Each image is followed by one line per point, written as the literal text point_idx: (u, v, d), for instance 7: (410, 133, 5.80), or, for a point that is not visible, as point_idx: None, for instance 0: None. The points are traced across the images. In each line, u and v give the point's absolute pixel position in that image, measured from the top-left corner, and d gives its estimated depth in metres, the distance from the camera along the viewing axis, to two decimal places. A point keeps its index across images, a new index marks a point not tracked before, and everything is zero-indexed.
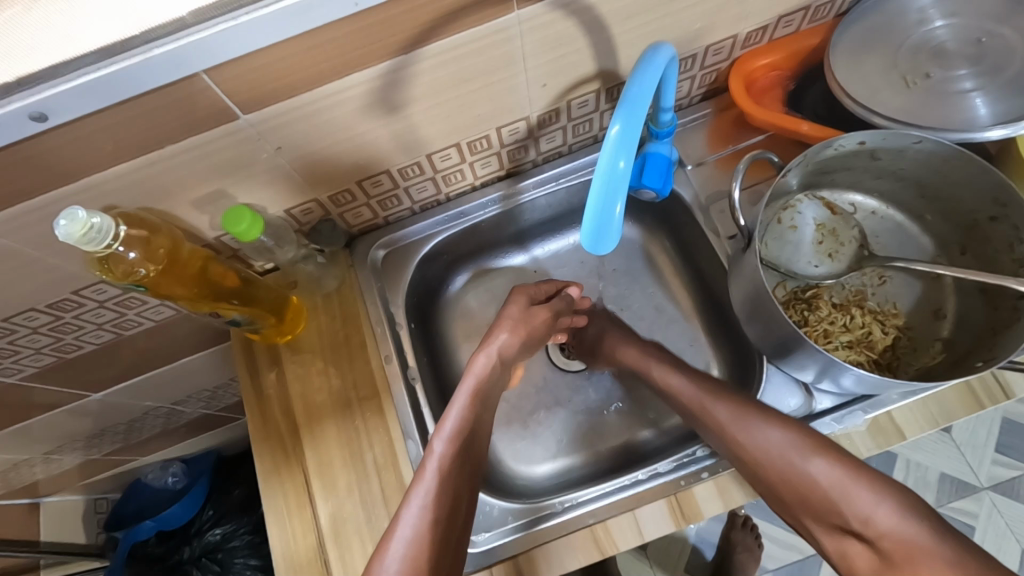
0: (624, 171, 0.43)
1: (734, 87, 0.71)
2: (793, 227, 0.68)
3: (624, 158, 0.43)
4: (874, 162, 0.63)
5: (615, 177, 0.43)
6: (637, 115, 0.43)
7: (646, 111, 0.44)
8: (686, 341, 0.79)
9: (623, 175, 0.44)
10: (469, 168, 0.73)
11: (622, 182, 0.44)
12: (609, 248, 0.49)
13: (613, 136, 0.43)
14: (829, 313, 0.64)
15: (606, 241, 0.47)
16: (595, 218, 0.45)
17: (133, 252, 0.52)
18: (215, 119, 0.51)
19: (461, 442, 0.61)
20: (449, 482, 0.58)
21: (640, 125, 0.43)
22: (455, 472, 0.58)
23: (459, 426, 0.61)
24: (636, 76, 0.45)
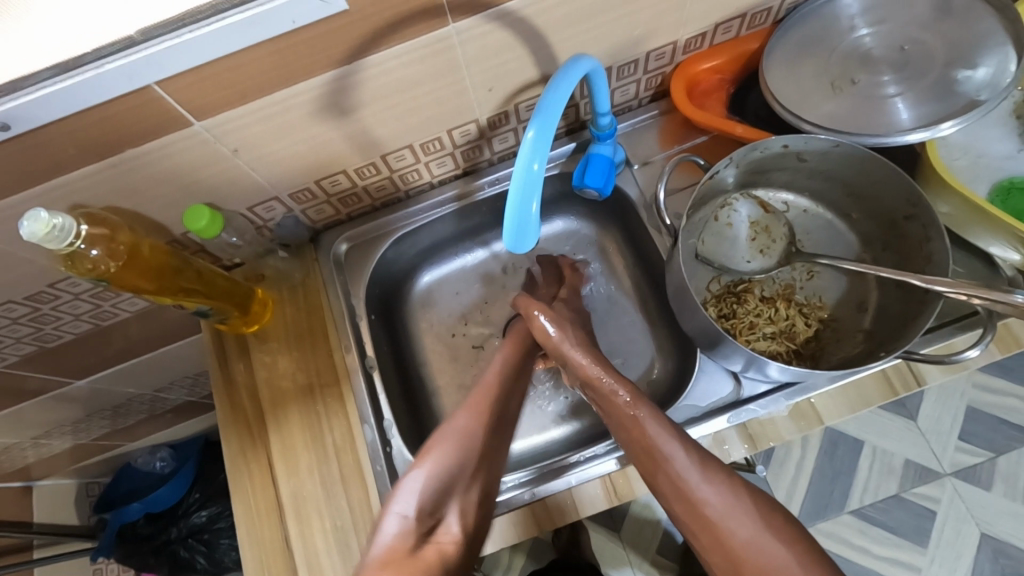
0: (538, 172, 0.47)
1: (676, 90, 0.74)
2: (729, 224, 0.72)
3: (539, 160, 0.47)
4: (801, 163, 0.67)
5: (531, 177, 0.47)
6: (549, 123, 0.47)
7: (560, 119, 0.47)
8: (635, 331, 0.83)
9: (538, 176, 0.47)
10: (425, 167, 0.77)
11: (537, 182, 0.47)
12: (531, 246, 0.52)
13: (529, 140, 0.46)
14: (757, 306, 0.68)
15: (525, 240, 0.51)
16: (514, 216, 0.49)
17: (96, 250, 0.56)
18: (171, 126, 0.55)
19: (513, 359, 0.70)
20: (508, 382, 0.67)
21: (553, 132, 0.47)
22: (509, 382, 0.67)
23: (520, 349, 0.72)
24: (553, 84, 0.49)
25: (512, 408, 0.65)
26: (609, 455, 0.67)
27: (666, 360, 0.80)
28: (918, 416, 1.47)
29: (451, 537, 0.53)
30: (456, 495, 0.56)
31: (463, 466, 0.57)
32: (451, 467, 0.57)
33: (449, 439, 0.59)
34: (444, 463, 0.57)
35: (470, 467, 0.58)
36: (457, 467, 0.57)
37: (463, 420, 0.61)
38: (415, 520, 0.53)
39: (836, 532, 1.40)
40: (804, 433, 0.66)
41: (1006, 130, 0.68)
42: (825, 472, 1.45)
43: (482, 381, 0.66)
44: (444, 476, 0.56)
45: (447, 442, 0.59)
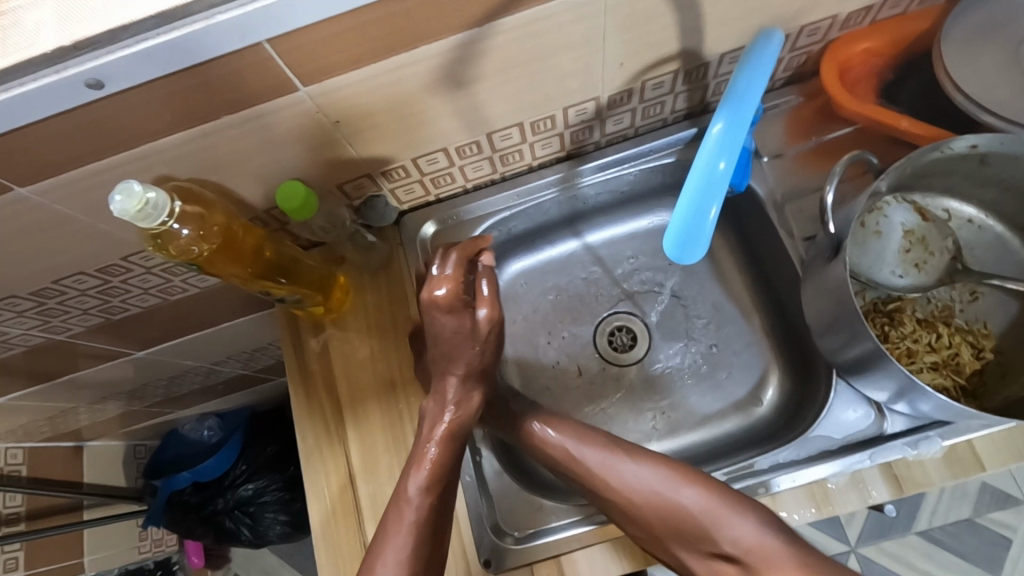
0: (723, 172, 0.40)
1: (826, 75, 0.65)
2: (879, 232, 0.63)
3: (726, 159, 0.39)
4: (982, 167, 0.57)
5: (713, 178, 0.40)
6: (744, 113, 0.39)
7: (755, 110, 0.40)
8: (744, 341, 0.75)
9: (722, 177, 0.40)
10: (528, 148, 0.69)
11: (720, 184, 0.40)
12: (696, 258, 0.45)
13: (717, 133, 0.39)
14: (913, 329, 0.60)
15: (693, 251, 0.43)
16: (683, 223, 0.42)
17: (187, 230, 0.49)
18: (275, 91, 0.47)
19: (440, 482, 0.54)
20: (431, 524, 0.52)
21: (746, 127, 0.39)
22: (434, 519, 0.52)
23: (436, 469, 0.54)
24: (745, 66, 0.41)
25: (435, 559, 0.52)
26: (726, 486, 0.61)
27: (783, 375, 0.73)
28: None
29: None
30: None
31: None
32: None
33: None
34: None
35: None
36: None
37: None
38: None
39: (899, 552, 1.32)
40: (957, 480, 0.57)
41: None
42: None
43: (395, 528, 0.51)
44: None
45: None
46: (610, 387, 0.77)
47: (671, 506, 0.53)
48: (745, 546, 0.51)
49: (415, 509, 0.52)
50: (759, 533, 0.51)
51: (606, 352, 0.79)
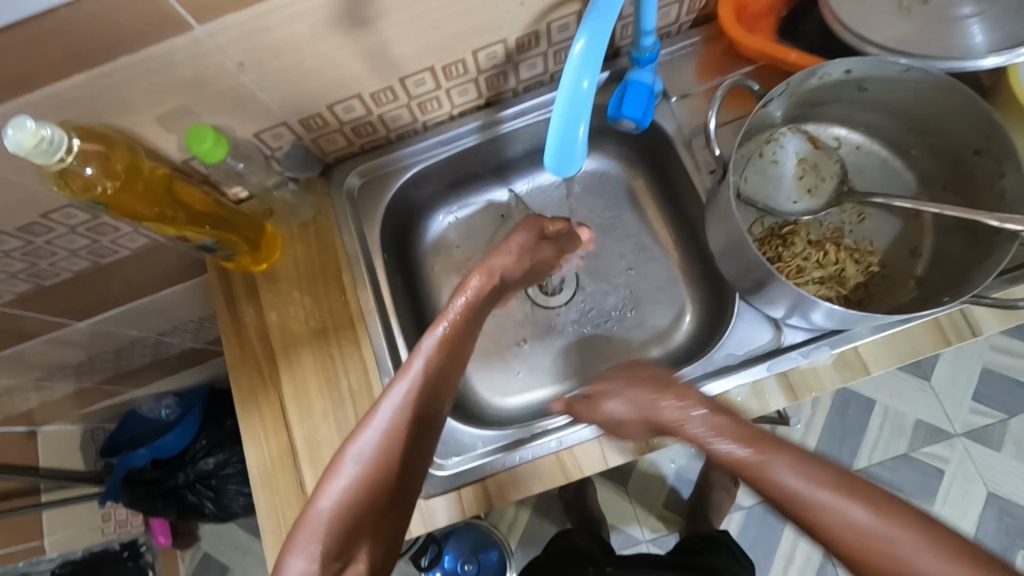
0: (587, 91, 0.43)
1: (724, 13, 0.67)
2: (775, 161, 0.66)
3: (588, 78, 0.42)
4: (862, 93, 0.61)
5: (579, 96, 0.43)
6: (602, 31, 0.42)
7: (614, 27, 0.42)
8: (664, 279, 0.79)
9: (586, 96, 0.43)
10: (445, 95, 0.71)
11: (586, 102, 0.43)
12: (574, 171, 0.49)
13: (579, 52, 0.42)
14: (804, 249, 0.64)
15: (569, 164, 0.48)
16: (559, 139, 0.45)
17: (90, 168, 0.50)
18: (170, 28, 0.49)
19: (439, 363, 0.57)
20: (423, 396, 0.55)
21: (605, 44, 0.42)
22: (427, 392, 0.56)
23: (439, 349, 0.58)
24: None
25: (434, 415, 0.56)
26: None
27: (698, 308, 0.76)
28: (932, 376, 1.44)
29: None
30: (361, 542, 0.51)
31: (360, 513, 0.51)
32: (375, 480, 0.51)
33: (341, 490, 0.51)
34: (341, 508, 0.50)
35: (365, 514, 0.51)
36: (353, 515, 0.50)
37: (386, 412, 0.54)
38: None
39: None
40: (846, 383, 0.62)
41: None
42: (837, 430, 1.44)
43: (403, 373, 0.55)
44: (348, 517, 0.50)
45: (348, 480, 0.51)
46: (541, 328, 0.80)
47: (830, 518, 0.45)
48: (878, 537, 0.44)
49: (411, 378, 0.55)
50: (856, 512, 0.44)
51: (535, 295, 0.81)
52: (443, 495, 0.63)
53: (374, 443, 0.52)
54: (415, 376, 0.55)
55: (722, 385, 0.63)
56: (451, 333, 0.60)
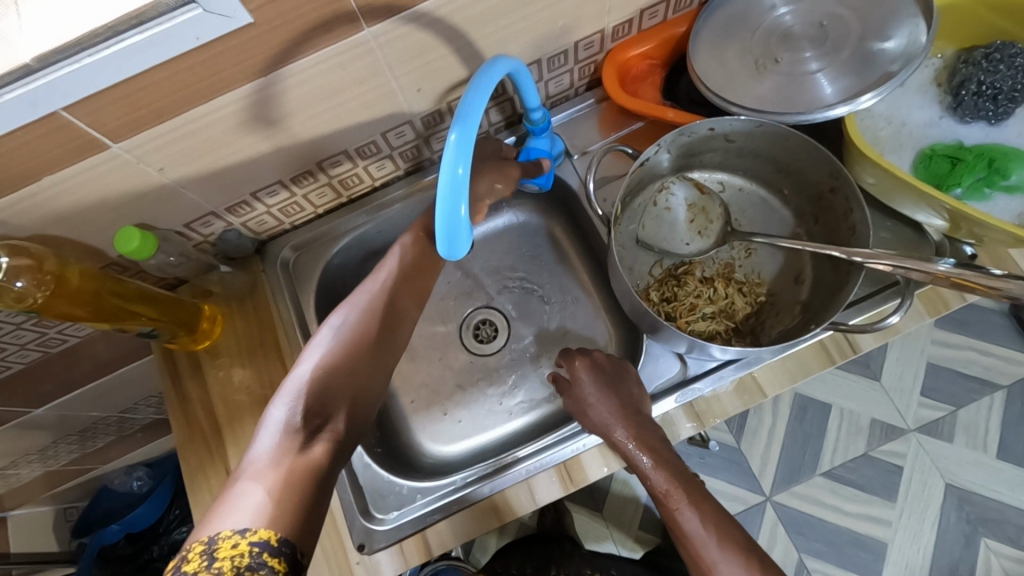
0: (463, 177, 0.47)
1: (609, 79, 0.75)
2: (667, 208, 0.73)
3: (463, 165, 0.47)
4: (730, 144, 0.68)
5: (456, 182, 0.47)
6: (472, 125, 0.47)
7: (481, 120, 0.48)
8: (589, 318, 0.85)
9: (462, 181, 0.47)
10: (365, 170, 0.76)
11: (462, 186, 0.47)
12: (468, 252, 0.54)
13: (453, 142, 0.47)
14: (697, 287, 0.70)
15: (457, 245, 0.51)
16: (444, 222, 0.49)
17: (22, 281, 0.54)
18: (87, 149, 0.54)
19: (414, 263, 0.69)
20: (394, 286, 0.67)
21: (476, 135, 0.48)
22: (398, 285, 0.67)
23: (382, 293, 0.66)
24: (473, 87, 0.49)
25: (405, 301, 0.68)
26: (561, 446, 0.69)
27: (620, 342, 0.82)
28: (882, 374, 1.51)
29: (314, 457, 0.54)
30: (341, 407, 0.59)
31: (314, 407, 0.57)
32: (349, 350, 0.61)
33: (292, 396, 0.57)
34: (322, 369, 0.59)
35: (319, 411, 0.57)
36: (329, 378, 0.59)
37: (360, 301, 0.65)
38: (299, 413, 0.56)
39: (808, 494, 1.44)
40: (747, 406, 0.68)
41: (928, 98, 0.71)
42: (797, 435, 1.48)
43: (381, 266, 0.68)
44: (327, 379, 0.59)
45: (326, 346, 0.61)
46: (479, 375, 0.85)
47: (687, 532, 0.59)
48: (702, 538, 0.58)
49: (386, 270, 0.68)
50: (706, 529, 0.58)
51: (471, 344, 0.86)
52: (386, 549, 0.67)
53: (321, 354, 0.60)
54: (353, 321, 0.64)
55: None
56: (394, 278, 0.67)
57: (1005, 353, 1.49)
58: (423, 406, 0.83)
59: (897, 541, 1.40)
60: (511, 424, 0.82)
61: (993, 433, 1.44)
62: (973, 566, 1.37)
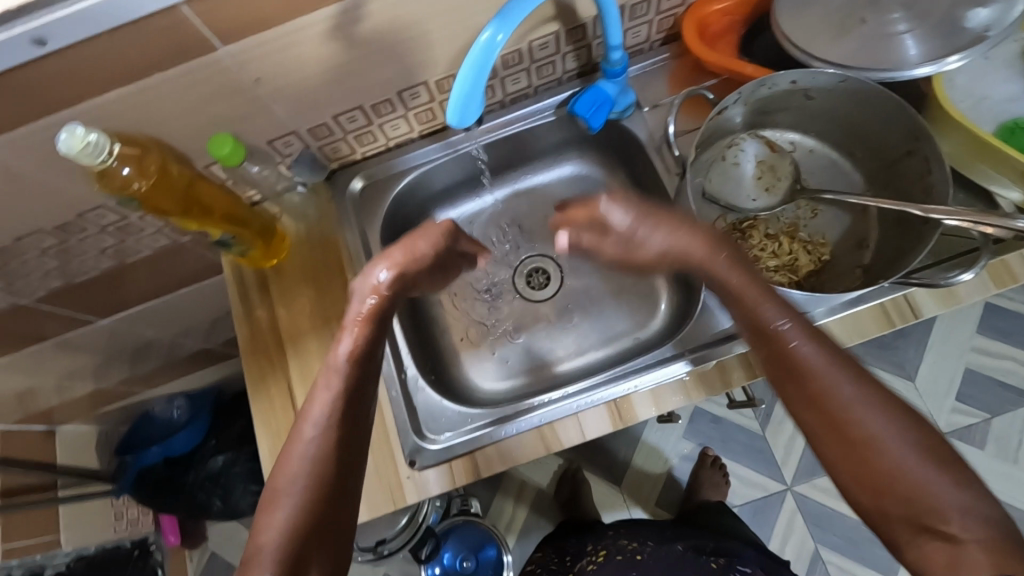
0: (500, 42, 0.53)
1: (688, 32, 0.75)
2: (736, 163, 0.73)
3: (502, 33, 0.53)
4: (808, 101, 0.69)
5: (491, 46, 0.53)
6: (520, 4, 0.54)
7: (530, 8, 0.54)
8: (642, 273, 0.86)
9: (498, 47, 0.53)
10: (439, 106, 0.78)
11: (495, 50, 0.53)
12: (473, 123, 0.57)
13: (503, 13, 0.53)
14: (761, 241, 0.71)
15: (470, 114, 0.56)
16: (464, 89, 0.54)
17: (127, 168, 0.59)
18: (196, 50, 0.56)
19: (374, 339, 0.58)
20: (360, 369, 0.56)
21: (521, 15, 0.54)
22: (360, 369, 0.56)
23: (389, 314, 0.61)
24: None
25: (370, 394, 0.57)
26: (612, 385, 0.71)
27: (671, 297, 0.84)
28: (917, 376, 1.48)
29: None
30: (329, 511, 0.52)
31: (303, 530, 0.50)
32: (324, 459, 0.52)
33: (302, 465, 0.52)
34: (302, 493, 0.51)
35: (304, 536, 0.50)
36: (306, 499, 0.51)
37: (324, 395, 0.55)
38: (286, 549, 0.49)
39: None
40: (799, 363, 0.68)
41: (1011, 72, 0.70)
42: None
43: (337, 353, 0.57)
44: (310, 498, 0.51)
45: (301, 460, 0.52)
46: (528, 319, 0.87)
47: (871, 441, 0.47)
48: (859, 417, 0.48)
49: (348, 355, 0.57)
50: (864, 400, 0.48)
51: (523, 290, 0.88)
52: (435, 468, 0.69)
53: (333, 399, 0.54)
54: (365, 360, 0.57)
55: (690, 364, 0.70)
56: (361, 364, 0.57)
57: None
58: (474, 344, 0.86)
59: None
60: (558, 368, 0.84)
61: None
62: None
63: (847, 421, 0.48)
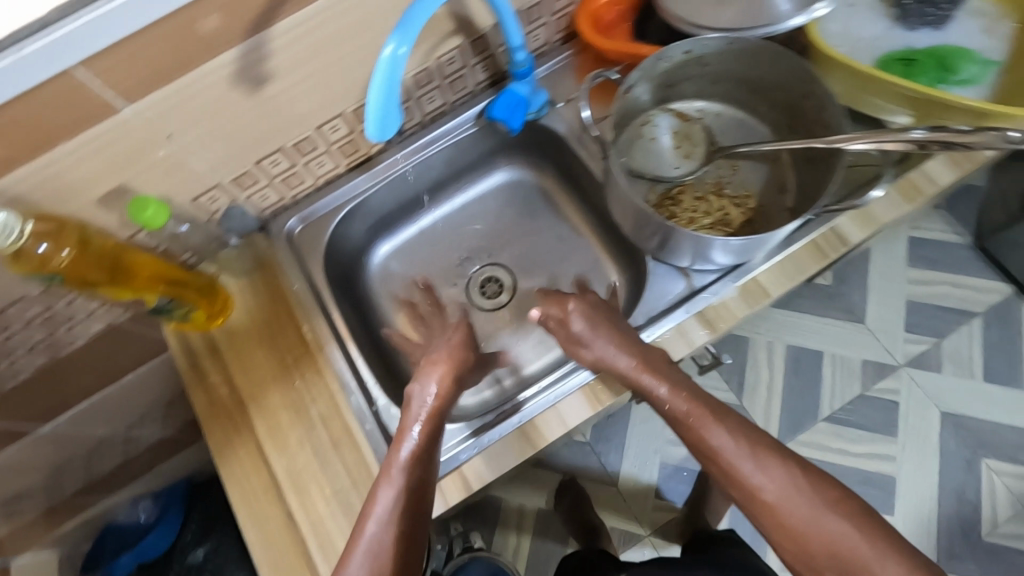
0: (403, 56, 0.52)
1: (583, 27, 0.79)
2: (653, 138, 0.77)
3: (403, 46, 0.52)
4: (705, 68, 0.73)
5: (394, 61, 0.52)
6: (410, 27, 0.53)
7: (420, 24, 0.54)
8: (591, 261, 0.88)
9: (401, 60, 0.53)
10: (360, 137, 0.79)
11: (399, 64, 0.52)
12: (395, 136, 0.56)
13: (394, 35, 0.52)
14: (691, 204, 0.74)
15: (390, 125, 0.55)
16: (379, 107, 0.53)
17: (45, 245, 0.57)
18: (98, 113, 0.55)
19: (427, 449, 0.63)
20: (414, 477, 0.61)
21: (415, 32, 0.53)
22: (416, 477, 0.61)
23: (418, 451, 0.62)
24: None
25: (426, 499, 0.61)
26: (584, 370, 0.71)
27: (622, 276, 0.85)
28: (866, 317, 1.56)
29: None
30: None
31: None
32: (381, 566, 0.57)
33: None
34: None
35: None
36: None
37: (384, 502, 0.59)
38: None
39: (813, 441, 1.48)
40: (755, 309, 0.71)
41: (874, 14, 0.77)
42: (796, 386, 1.53)
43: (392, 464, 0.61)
44: None
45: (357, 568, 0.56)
46: (490, 328, 0.87)
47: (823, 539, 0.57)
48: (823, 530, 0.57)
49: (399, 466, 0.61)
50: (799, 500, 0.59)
51: (479, 301, 0.89)
52: None
53: (393, 504, 0.59)
54: (396, 491, 0.59)
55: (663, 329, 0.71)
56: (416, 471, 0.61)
57: (976, 284, 1.57)
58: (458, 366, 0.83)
59: (904, 471, 1.44)
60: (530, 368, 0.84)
61: (977, 354, 1.51)
62: (978, 486, 1.42)
63: (804, 533, 0.58)
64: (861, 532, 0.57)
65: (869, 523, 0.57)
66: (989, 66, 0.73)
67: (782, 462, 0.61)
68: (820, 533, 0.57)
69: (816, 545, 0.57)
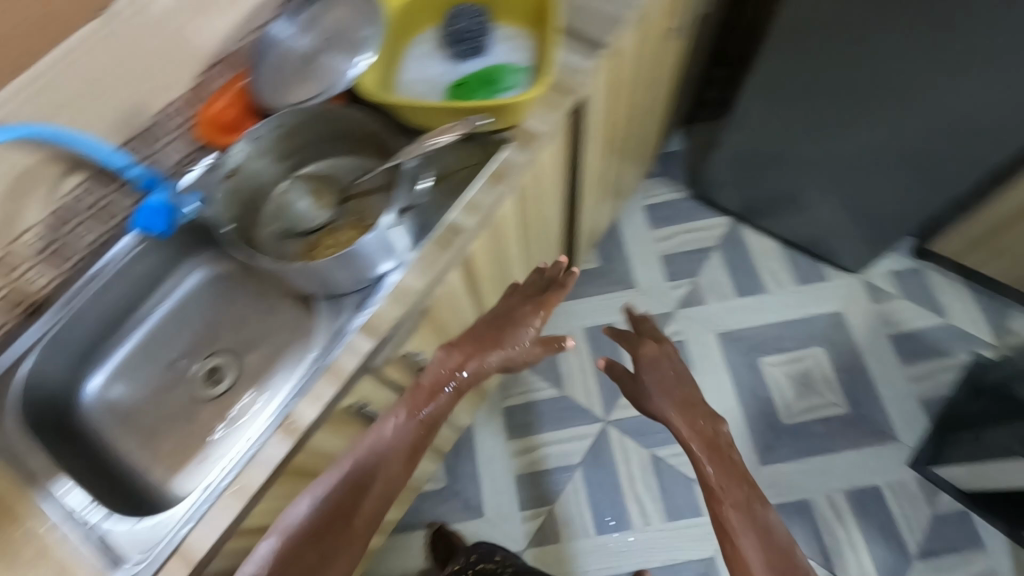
0: None
1: (207, 132, 0.94)
2: (287, 201, 0.93)
3: None
4: (298, 135, 0.90)
5: None
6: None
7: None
8: (293, 323, 0.97)
9: None
10: (23, 284, 0.87)
11: None
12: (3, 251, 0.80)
13: None
14: (331, 241, 0.89)
15: None
16: None
17: None
18: None
19: (349, 479, 0.81)
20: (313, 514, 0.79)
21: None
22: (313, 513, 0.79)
23: (352, 476, 0.82)
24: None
25: (343, 502, 0.80)
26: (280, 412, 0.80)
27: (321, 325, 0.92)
28: (637, 281, 1.96)
29: None
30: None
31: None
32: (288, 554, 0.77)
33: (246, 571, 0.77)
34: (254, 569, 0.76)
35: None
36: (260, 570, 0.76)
37: (299, 509, 0.79)
38: None
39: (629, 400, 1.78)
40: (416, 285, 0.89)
41: (432, 59, 0.99)
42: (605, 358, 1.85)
43: (330, 477, 0.82)
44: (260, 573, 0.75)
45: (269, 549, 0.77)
46: (218, 413, 0.94)
47: (742, 559, 0.81)
48: (766, 564, 0.79)
49: (326, 486, 0.81)
50: (758, 554, 0.80)
51: (208, 392, 0.95)
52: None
53: (307, 512, 0.79)
54: (314, 501, 0.80)
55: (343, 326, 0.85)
56: (322, 506, 0.80)
57: (701, 225, 2.04)
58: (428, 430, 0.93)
59: (706, 388, 1.79)
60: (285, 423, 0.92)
61: (722, 278, 1.94)
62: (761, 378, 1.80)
63: (732, 534, 0.83)
64: (758, 529, 0.83)
65: (766, 537, 0.82)
66: (521, 71, 0.96)
67: (740, 482, 0.87)
68: (751, 549, 0.81)
69: (738, 559, 0.81)
